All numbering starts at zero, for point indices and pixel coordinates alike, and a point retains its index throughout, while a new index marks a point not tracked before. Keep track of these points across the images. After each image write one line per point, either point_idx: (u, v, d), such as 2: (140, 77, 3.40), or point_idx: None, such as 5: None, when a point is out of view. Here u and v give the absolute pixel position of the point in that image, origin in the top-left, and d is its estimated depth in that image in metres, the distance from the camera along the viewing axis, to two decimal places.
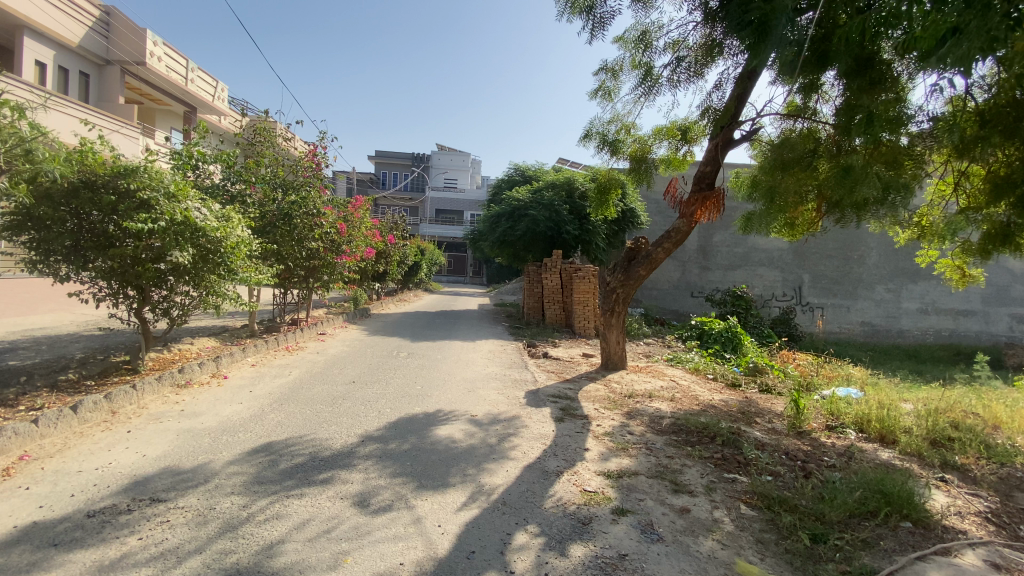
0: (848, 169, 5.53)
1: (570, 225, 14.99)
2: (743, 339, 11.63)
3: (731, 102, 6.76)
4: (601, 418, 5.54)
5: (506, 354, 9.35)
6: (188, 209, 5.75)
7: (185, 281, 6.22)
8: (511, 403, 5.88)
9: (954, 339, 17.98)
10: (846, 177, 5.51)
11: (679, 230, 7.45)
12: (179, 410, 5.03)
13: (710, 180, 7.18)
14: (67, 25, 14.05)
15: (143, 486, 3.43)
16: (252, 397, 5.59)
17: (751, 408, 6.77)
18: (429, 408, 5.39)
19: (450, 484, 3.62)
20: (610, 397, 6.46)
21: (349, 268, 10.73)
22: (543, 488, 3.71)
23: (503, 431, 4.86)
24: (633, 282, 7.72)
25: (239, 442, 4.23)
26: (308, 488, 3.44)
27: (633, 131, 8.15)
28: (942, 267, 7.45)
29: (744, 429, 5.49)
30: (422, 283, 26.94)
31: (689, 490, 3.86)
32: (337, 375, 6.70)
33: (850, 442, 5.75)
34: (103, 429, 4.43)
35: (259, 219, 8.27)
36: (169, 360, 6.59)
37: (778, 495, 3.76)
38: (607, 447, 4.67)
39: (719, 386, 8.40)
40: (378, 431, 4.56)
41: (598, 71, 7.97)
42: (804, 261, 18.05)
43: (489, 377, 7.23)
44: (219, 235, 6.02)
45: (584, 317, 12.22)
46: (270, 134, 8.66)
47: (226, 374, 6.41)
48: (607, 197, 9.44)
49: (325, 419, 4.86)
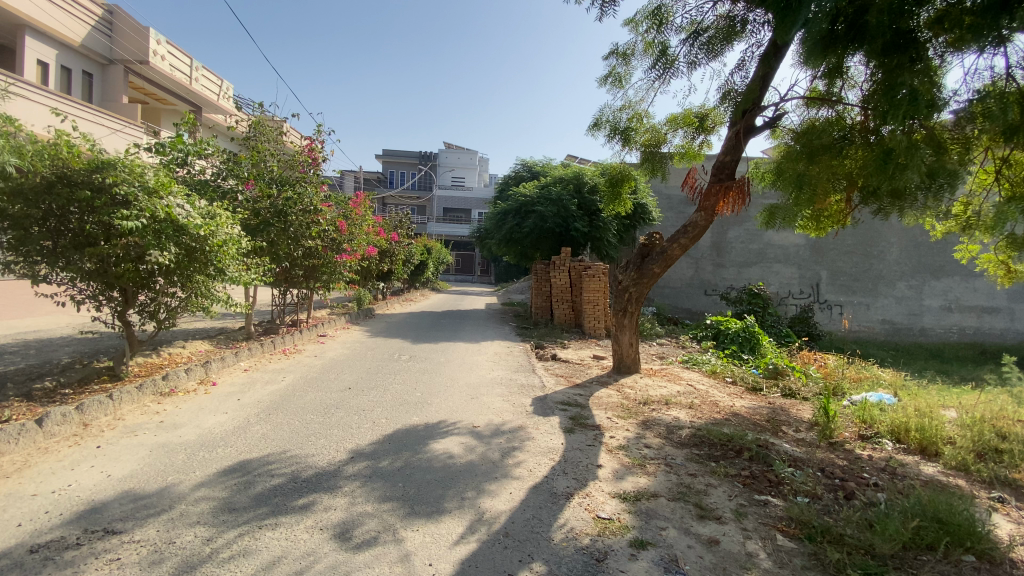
0: (890, 152, 5.15)
1: (579, 221, 14.52)
2: (762, 339, 11.11)
3: (755, 85, 6.28)
4: (614, 428, 5.09)
5: (513, 357, 8.92)
6: (170, 205, 5.31)
7: (173, 281, 5.85)
8: (516, 411, 5.45)
9: (979, 337, 17.27)
10: (888, 162, 5.13)
11: (696, 225, 6.97)
12: (158, 422, 4.64)
13: (730, 170, 6.72)
14: (69, 24, 13.80)
15: (100, 515, 3.04)
16: (239, 406, 5.21)
17: (776, 416, 6.29)
18: (426, 418, 4.96)
19: (445, 511, 3.20)
20: (623, 404, 6.00)
21: (351, 267, 10.37)
22: (550, 515, 3.27)
23: (506, 445, 4.43)
24: (647, 280, 7.28)
25: (217, 460, 3.83)
26: (284, 517, 3.03)
27: (646, 119, 7.67)
28: (983, 262, 6.97)
29: (771, 440, 5.02)
30: (429, 282, 26.61)
31: (718, 517, 3.41)
32: (332, 381, 6.31)
33: (887, 455, 5.28)
34: (71, 444, 4.06)
35: (253, 217, 7.89)
36: (156, 366, 6.23)
37: (820, 523, 3.32)
38: (623, 463, 4.23)
39: (739, 390, 7.91)
40: (369, 447, 4.14)
41: (608, 55, 7.53)
42: (822, 257, 17.43)
43: (494, 382, 6.80)
44: (203, 233, 5.60)
45: (595, 317, 11.74)
46: (267, 128, 8.32)
47: (215, 380, 6.03)
48: (619, 190, 8.97)
49: (313, 431, 4.45)
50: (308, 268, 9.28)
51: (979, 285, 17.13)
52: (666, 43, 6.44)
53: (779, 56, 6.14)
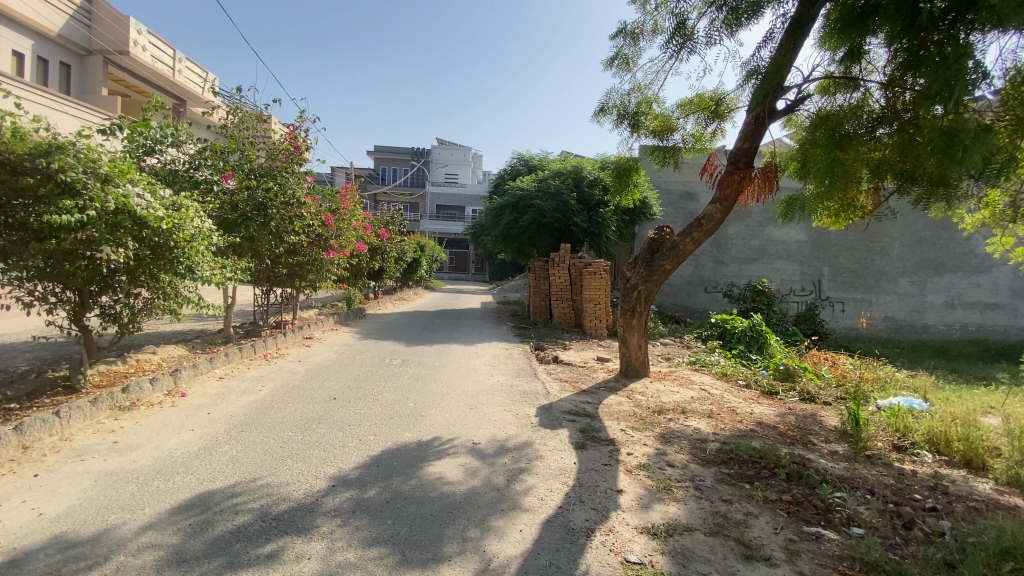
0: (954, 131, 4.64)
1: (578, 216, 13.99)
2: (770, 338, 10.63)
3: (778, 65, 5.80)
4: (631, 444, 4.55)
5: (512, 360, 8.34)
6: (126, 194, 4.63)
7: (139, 282, 5.25)
8: (520, 424, 4.88)
9: (982, 334, 16.86)
10: (953, 141, 4.59)
11: (711, 217, 6.45)
12: (111, 442, 4.04)
13: (749, 158, 6.25)
14: (45, 12, 13.06)
15: (17, 571, 2.45)
16: (208, 422, 4.60)
17: (801, 424, 5.77)
18: (420, 435, 4.39)
19: (443, 558, 2.64)
20: (636, 414, 5.45)
21: (338, 266, 9.77)
22: (569, 561, 2.72)
23: (512, 467, 3.86)
24: (657, 277, 6.74)
25: (173, 493, 3.25)
26: (243, 571, 2.46)
27: (656, 104, 7.12)
28: (1017, 256, 6.50)
29: (806, 455, 4.50)
30: (421, 281, 25.98)
31: (767, 558, 2.86)
32: (316, 390, 5.72)
33: (931, 470, 4.76)
34: (2, 472, 3.46)
35: (230, 212, 7.24)
36: (120, 375, 5.63)
37: (892, 566, 2.80)
38: (646, 487, 3.69)
39: (754, 394, 7.40)
40: (354, 472, 3.58)
41: (615, 35, 7.01)
42: (824, 253, 17.01)
43: (494, 389, 6.23)
44: (165, 226, 4.91)
45: (595, 316, 11.19)
46: (246, 113, 7.68)
47: (185, 391, 5.42)
48: (626, 179, 8.40)
49: (289, 453, 3.87)
50: (292, 266, 8.70)
51: (982, 282, 16.77)
52: (682, 17, 5.92)
53: (806, 32, 5.77)
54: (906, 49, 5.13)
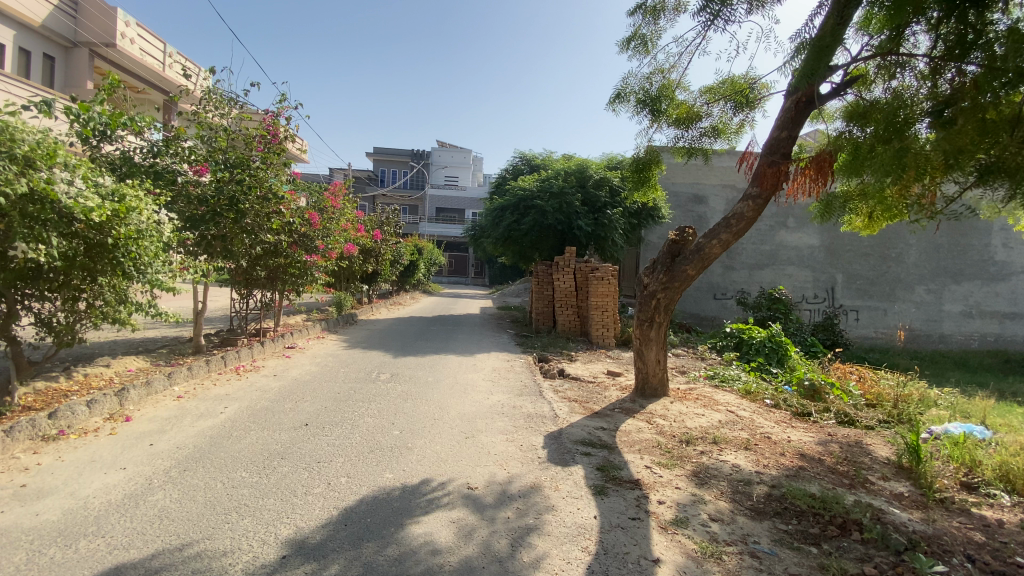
0: None
1: (582, 218, 13.18)
2: (790, 350, 9.84)
3: (827, 38, 4.99)
4: (661, 487, 3.75)
5: (514, 374, 7.55)
6: (49, 179, 3.81)
7: (75, 282, 4.41)
8: (527, 459, 4.10)
9: (1001, 345, 16.01)
10: None
11: (741, 216, 5.64)
12: (17, 488, 3.22)
13: (786, 149, 5.50)
14: (28, 3, 12.26)
15: None
16: (148, 456, 3.78)
17: (848, 456, 4.99)
18: (404, 477, 3.58)
19: None
20: (660, 445, 4.66)
21: (325, 268, 9.00)
22: None
23: (518, 525, 3.05)
24: (678, 285, 5.94)
25: (69, 568, 2.44)
26: None
27: (681, 88, 6.33)
28: None
29: (876, 504, 3.69)
30: (419, 283, 25.26)
31: None
32: (286, 413, 4.91)
33: (1015, 518, 3.94)
34: None
35: (195, 206, 6.38)
36: (59, 394, 4.83)
37: None
38: (688, 554, 2.89)
39: (784, 417, 6.59)
40: (316, 534, 2.79)
41: (633, 12, 6.25)
42: (838, 259, 16.25)
43: (493, 411, 5.43)
44: (101, 218, 4.06)
45: (603, 325, 10.42)
46: (221, 98, 6.80)
47: (130, 415, 4.60)
48: (645, 174, 7.61)
49: (234, 507, 3.05)
50: (272, 267, 7.90)
51: (1001, 290, 15.91)
52: None
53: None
54: (952, 32, 4.59)
